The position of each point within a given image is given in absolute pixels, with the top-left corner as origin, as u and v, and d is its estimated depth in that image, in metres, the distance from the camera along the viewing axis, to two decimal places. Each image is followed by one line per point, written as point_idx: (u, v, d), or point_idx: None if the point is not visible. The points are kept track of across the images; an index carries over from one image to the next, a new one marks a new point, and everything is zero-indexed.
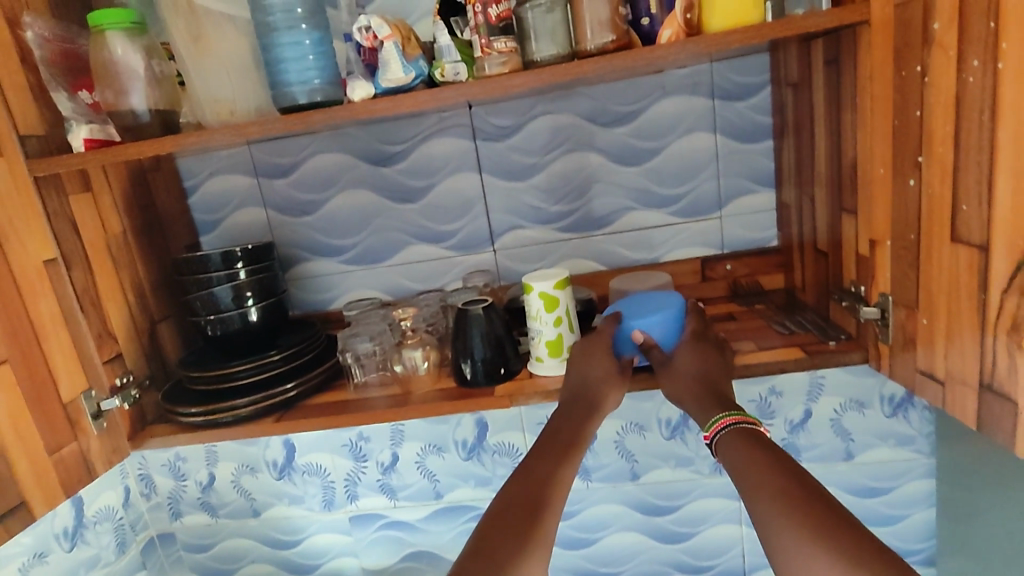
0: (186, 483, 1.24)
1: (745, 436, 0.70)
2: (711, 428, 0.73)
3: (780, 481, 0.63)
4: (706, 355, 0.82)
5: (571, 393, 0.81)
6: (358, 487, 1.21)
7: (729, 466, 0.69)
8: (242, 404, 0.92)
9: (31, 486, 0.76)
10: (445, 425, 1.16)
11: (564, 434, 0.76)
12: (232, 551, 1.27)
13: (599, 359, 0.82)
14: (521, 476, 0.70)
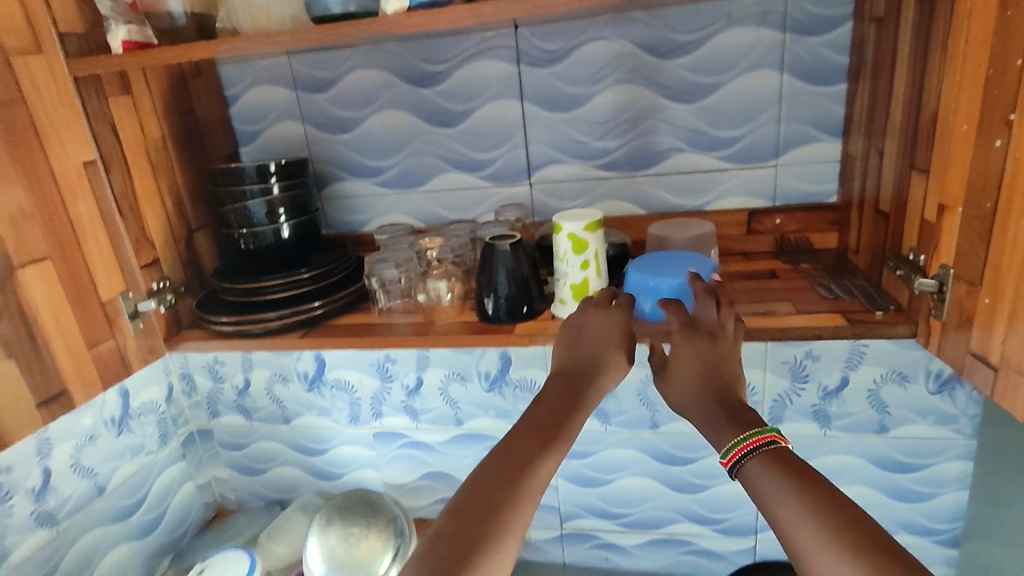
0: (224, 385, 1.30)
1: (775, 463, 0.61)
2: (728, 456, 0.64)
3: (825, 517, 0.54)
4: (701, 353, 0.74)
5: (567, 369, 0.75)
6: (383, 406, 1.25)
7: (759, 496, 0.60)
8: (271, 317, 0.94)
9: (71, 377, 0.81)
10: (470, 355, 1.16)
11: (552, 414, 0.70)
12: (264, 452, 1.35)
13: (600, 337, 0.77)
14: (498, 457, 0.65)
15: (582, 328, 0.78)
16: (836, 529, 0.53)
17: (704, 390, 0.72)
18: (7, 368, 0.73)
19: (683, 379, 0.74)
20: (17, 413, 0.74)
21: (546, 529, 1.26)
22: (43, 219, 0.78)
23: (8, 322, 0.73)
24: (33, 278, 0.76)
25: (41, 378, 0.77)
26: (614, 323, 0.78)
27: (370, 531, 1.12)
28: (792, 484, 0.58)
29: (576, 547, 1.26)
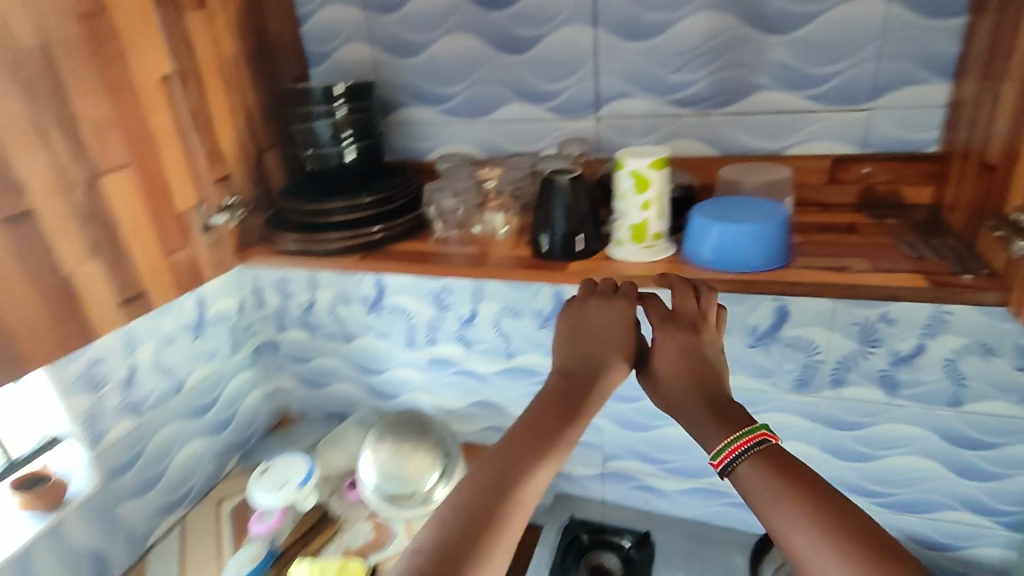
0: (291, 302, 1.36)
1: (772, 466, 0.61)
2: (719, 457, 0.63)
3: (829, 522, 0.56)
4: (685, 348, 0.72)
5: (568, 371, 0.73)
6: (438, 333, 1.28)
7: (750, 496, 0.61)
8: (333, 239, 0.96)
9: (151, 281, 0.86)
10: (524, 291, 1.16)
11: (546, 420, 0.68)
12: (326, 368, 1.42)
13: (593, 333, 0.75)
14: (487, 466, 0.64)
15: (583, 325, 0.76)
16: (835, 535, 0.55)
17: (693, 387, 0.69)
18: (96, 267, 0.78)
19: (667, 379, 0.71)
20: (106, 310, 0.80)
21: (588, 467, 1.28)
22: (122, 130, 0.81)
23: (97, 224, 0.78)
24: (116, 185, 0.80)
25: (125, 280, 0.82)
26: (610, 316, 0.76)
27: (416, 450, 1.17)
28: (787, 489, 0.59)
29: (617, 486, 1.28)
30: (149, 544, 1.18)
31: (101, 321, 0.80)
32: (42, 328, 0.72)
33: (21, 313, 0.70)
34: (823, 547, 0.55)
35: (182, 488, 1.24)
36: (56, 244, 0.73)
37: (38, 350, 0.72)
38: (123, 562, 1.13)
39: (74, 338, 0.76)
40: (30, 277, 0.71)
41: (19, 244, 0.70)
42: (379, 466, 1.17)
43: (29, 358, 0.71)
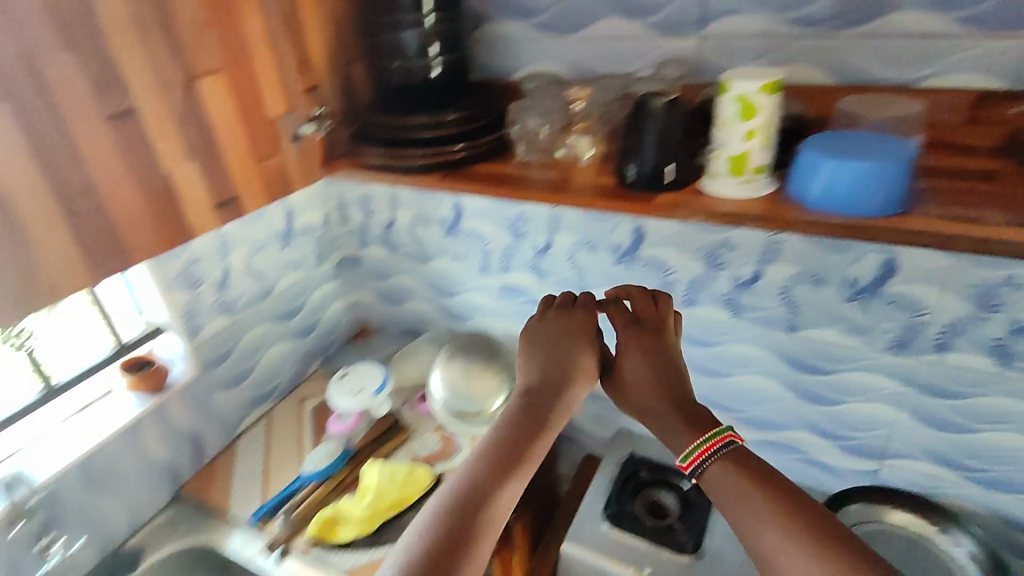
0: (372, 219, 1.39)
1: (734, 465, 0.75)
2: (687, 459, 0.78)
3: (783, 513, 0.70)
4: (649, 352, 0.87)
5: (532, 386, 0.86)
6: (513, 261, 1.27)
7: (718, 494, 0.75)
8: (416, 157, 0.95)
9: (242, 187, 0.89)
10: (604, 225, 1.12)
11: (515, 432, 0.81)
12: (404, 286, 1.46)
13: (559, 345, 0.88)
14: (463, 477, 0.77)
15: (549, 340, 0.89)
16: (794, 524, 0.69)
17: (654, 389, 0.84)
18: (193, 169, 0.81)
19: (636, 381, 0.86)
20: (202, 212, 0.84)
21: None
22: (218, 30, 0.81)
23: (193, 126, 0.80)
24: (211, 87, 0.82)
25: (219, 183, 0.85)
26: (575, 330, 0.90)
27: (487, 369, 1.20)
28: (751, 486, 0.73)
29: None
30: (240, 430, 1.29)
31: (197, 222, 0.84)
32: (146, 224, 0.77)
33: (127, 208, 0.74)
34: (783, 533, 0.69)
35: (269, 385, 1.34)
36: (157, 143, 0.76)
37: (142, 244, 0.77)
38: (218, 445, 1.25)
39: (174, 236, 0.81)
40: (134, 173, 0.74)
41: (125, 141, 0.72)
42: (450, 381, 1.20)
43: (134, 252, 0.76)
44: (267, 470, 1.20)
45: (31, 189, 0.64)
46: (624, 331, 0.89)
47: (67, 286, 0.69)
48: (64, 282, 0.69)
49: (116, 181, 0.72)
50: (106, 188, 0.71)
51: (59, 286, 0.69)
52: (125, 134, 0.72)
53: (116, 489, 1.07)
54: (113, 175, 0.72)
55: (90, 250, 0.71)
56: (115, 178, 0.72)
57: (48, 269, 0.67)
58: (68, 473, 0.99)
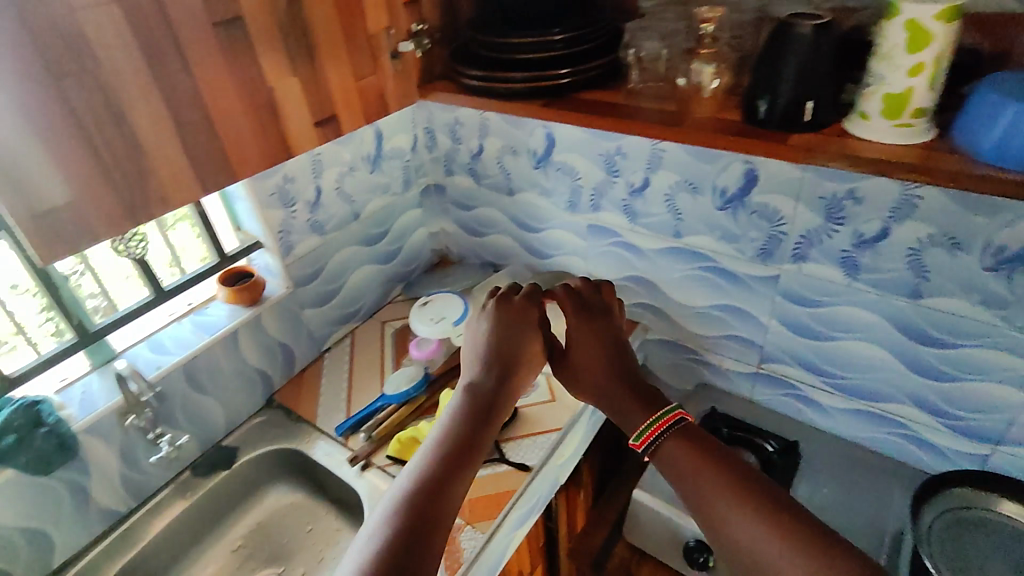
0: (461, 146, 1.35)
1: (684, 441, 0.70)
2: (640, 437, 0.72)
3: (737, 487, 0.64)
4: (597, 339, 0.84)
5: (478, 376, 0.81)
6: (604, 200, 1.20)
7: (673, 473, 0.69)
8: (516, 80, 0.88)
9: (342, 106, 0.87)
10: (710, 166, 1.02)
11: (467, 420, 0.75)
12: (488, 218, 1.43)
13: (502, 335, 0.85)
14: (416, 470, 0.68)
15: (493, 329, 0.85)
16: (746, 494, 0.63)
17: (604, 372, 0.82)
18: (298, 86, 0.80)
19: (585, 365, 0.83)
20: (304, 131, 0.83)
21: (741, 363, 1.21)
22: None
23: (299, 41, 0.78)
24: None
25: (320, 101, 0.83)
26: (520, 318, 0.87)
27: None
28: (700, 462, 0.68)
29: (769, 389, 1.20)
30: (326, 346, 1.34)
31: (299, 140, 0.83)
32: (252, 141, 0.76)
33: (236, 124, 0.74)
34: (735, 508, 0.63)
35: (354, 306, 1.37)
36: (265, 58, 0.74)
37: (248, 161, 0.77)
38: (306, 358, 1.30)
39: (277, 154, 0.80)
40: (244, 88, 0.73)
41: (235, 53, 0.71)
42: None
43: (241, 168, 0.76)
44: (350, 387, 1.24)
45: (145, 99, 0.64)
46: (573, 318, 0.86)
47: (179, 198, 0.71)
48: (177, 194, 0.71)
49: (226, 95, 0.71)
50: (218, 103, 0.71)
51: (171, 197, 0.70)
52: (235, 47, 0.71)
53: (216, 391, 1.14)
54: (224, 89, 0.71)
55: (199, 165, 0.71)
56: (226, 93, 0.71)
57: (163, 180, 0.68)
58: (174, 373, 1.06)
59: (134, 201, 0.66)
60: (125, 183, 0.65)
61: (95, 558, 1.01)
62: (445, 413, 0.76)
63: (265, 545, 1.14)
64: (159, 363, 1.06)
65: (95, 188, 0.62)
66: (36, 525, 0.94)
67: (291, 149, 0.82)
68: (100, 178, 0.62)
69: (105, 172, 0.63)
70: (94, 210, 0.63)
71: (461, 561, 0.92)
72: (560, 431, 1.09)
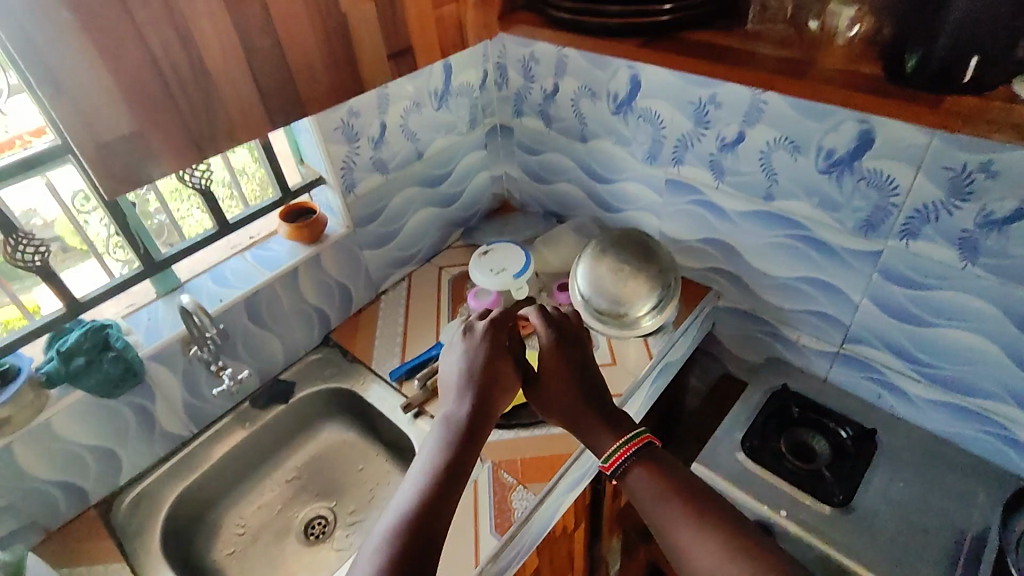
0: (533, 85, 1.25)
1: (649, 463, 0.75)
2: (610, 461, 0.77)
3: (695, 512, 0.70)
4: (570, 363, 0.84)
5: (453, 414, 0.78)
6: (687, 153, 1.08)
7: (638, 497, 0.74)
8: (612, 14, 0.78)
9: (419, 36, 0.79)
10: (817, 123, 0.91)
11: (442, 462, 0.71)
12: (555, 164, 1.34)
13: (479, 363, 0.81)
14: (390, 526, 0.65)
15: (469, 357, 0.82)
16: (706, 519, 0.69)
17: (581, 397, 0.82)
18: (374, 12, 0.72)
19: (559, 390, 0.83)
20: (378, 64, 0.76)
21: (821, 341, 1.12)
22: None
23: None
24: None
25: (397, 30, 0.76)
26: (496, 341, 0.84)
27: (636, 273, 1.10)
28: (661, 486, 0.73)
29: (849, 371, 1.11)
30: (383, 288, 1.32)
31: (373, 73, 0.76)
32: (325, 72, 0.70)
33: (308, 52, 0.67)
34: (692, 532, 0.68)
35: (412, 249, 1.34)
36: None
37: (319, 95, 0.71)
38: (362, 299, 1.28)
39: (350, 88, 0.74)
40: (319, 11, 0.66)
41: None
42: (592, 277, 1.11)
43: (311, 102, 0.71)
44: (405, 332, 1.23)
45: (213, 20, 0.58)
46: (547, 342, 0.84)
47: (246, 134, 0.66)
48: (246, 129, 0.66)
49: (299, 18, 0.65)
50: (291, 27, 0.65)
51: (238, 132, 0.65)
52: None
53: (275, 327, 1.14)
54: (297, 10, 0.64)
55: (270, 96, 0.66)
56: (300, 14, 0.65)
57: (231, 112, 0.63)
58: (235, 307, 1.06)
59: (200, 134, 0.62)
60: (192, 113, 0.60)
61: (161, 479, 1.05)
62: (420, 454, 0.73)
63: (320, 479, 1.16)
64: (221, 296, 1.06)
65: (161, 117, 0.58)
66: (106, 444, 0.97)
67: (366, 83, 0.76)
68: (167, 107, 0.58)
69: (172, 101, 0.58)
70: (160, 141, 0.59)
71: (512, 520, 0.91)
72: (621, 397, 1.05)
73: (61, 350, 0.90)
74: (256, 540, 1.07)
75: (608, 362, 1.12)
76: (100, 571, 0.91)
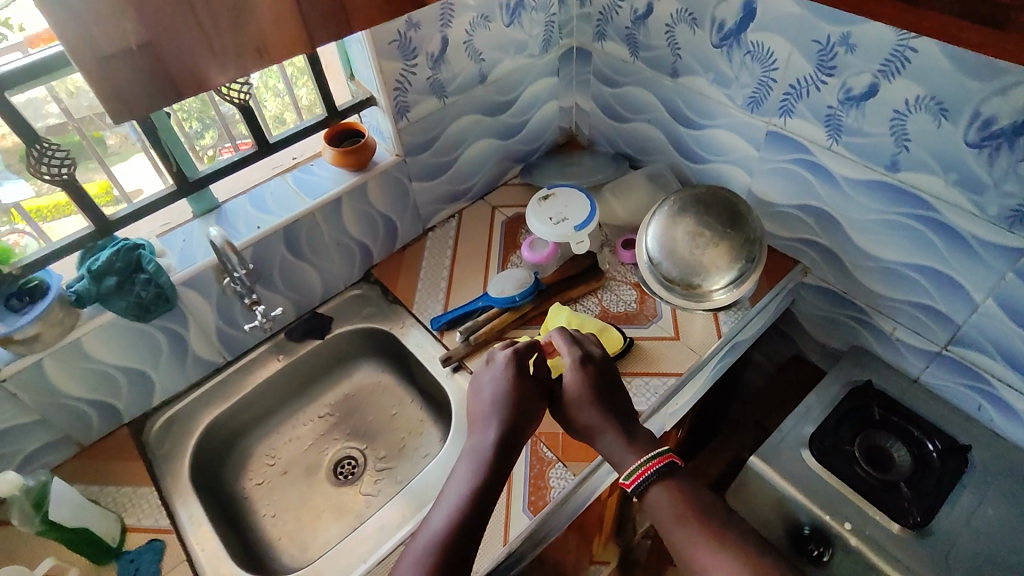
0: (622, 4, 1.06)
1: (670, 484, 0.78)
2: (632, 478, 0.79)
3: (716, 535, 0.74)
4: (596, 384, 0.87)
5: (485, 442, 0.82)
6: (799, 104, 0.91)
7: (657, 516, 0.77)
8: None
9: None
10: (980, 83, 0.72)
11: (471, 498, 0.76)
12: (635, 101, 1.16)
13: (505, 401, 0.85)
14: (424, 556, 0.70)
15: (498, 383, 0.87)
16: (722, 542, 0.73)
17: (607, 413, 0.85)
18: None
19: (587, 407, 0.85)
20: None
21: (921, 338, 0.97)
22: None
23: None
24: None
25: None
26: (521, 367, 0.88)
27: (716, 241, 0.96)
28: (679, 508, 0.76)
29: (948, 375, 0.97)
30: (431, 225, 1.22)
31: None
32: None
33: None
34: (715, 552, 0.72)
35: (466, 184, 1.22)
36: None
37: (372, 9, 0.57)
38: (408, 235, 1.19)
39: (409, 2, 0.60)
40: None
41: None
42: (666, 240, 0.98)
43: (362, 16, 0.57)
44: (451, 277, 1.14)
45: None
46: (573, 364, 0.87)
47: (280, 53, 0.54)
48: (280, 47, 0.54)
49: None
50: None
51: (270, 51, 0.53)
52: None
53: (314, 259, 1.06)
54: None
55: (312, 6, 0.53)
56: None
57: (261, 24, 0.51)
58: (273, 236, 0.98)
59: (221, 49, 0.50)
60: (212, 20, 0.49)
61: (193, 404, 1.02)
62: (447, 492, 0.78)
63: (352, 420, 1.12)
64: (259, 223, 0.98)
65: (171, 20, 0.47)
66: (138, 366, 0.94)
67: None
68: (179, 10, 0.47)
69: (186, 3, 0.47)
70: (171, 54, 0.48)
71: (548, 500, 0.84)
72: (681, 378, 0.95)
73: (91, 268, 0.85)
74: (285, 474, 1.05)
75: (670, 336, 1.01)
76: (128, 493, 0.91)
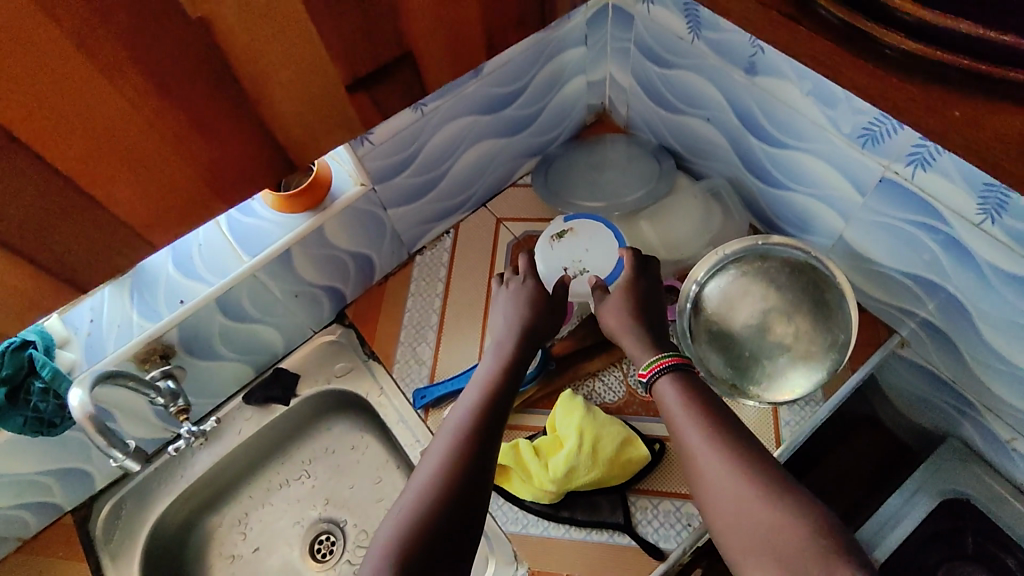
0: None
1: (682, 376, 0.64)
2: (650, 367, 0.66)
3: (722, 433, 0.59)
4: (641, 296, 0.74)
5: (500, 356, 0.73)
6: (942, 157, 0.60)
7: (663, 410, 0.64)
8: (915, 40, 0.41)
9: (413, 53, 0.50)
10: None
11: (495, 381, 0.69)
12: (691, 91, 0.83)
13: (520, 298, 0.78)
14: (450, 440, 0.63)
15: (513, 285, 0.79)
16: (729, 441, 0.58)
17: (646, 316, 0.72)
18: (281, 71, 0.43)
19: (615, 311, 0.73)
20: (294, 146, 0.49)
21: None
22: None
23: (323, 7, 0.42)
24: None
25: (370, 44, 0.46)
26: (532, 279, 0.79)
27: (787, 296, 0.71)
28: (693, 396, 0.63)
29: None
30: (417, 247, 0.98)
31: (274, 175, 0.49)
32: (160, 192, 0.43)
33: (136, 181, 0.41)
34: (716, 451, 0.58)
35: (460, 195, 0.95)
36: (189, 41, 0.38)
37: (160, 218, 0.45)
38: (389, 264, 0.96)
39: (220, 205, 0.47)
40: (141, 115, 0.39)
41: (126, 34, 0.35)
42: (726, 308, 0.73)
43: (151, 229, 0.45)
44: (442, 325, 0.92)
45: None
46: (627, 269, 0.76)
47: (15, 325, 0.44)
48: (31, 299, 0.43)
49: (110, 132, 0.38)
50: (89, 147, 0.38)
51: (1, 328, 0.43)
52: (116, 37, 0.35)
53: (266, 318, 0.85)
54: (100, 115, 0.37)
55: (66, 261, 0.42)
56: (94, 125, 0.37)
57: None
58: (203, 310, 0.76)
59: None
60: None
61: (144, 482, 0.89)
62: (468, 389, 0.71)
63: (330, 483, 0.96)
64: (184, 295, 0.76)
65: None
66: (65, 465, 0.80)
67: (243, 196, 0.48)
68: None
69: None
70: None
71: None
72: None
73: None
74: (256, 551, 0.92)
75: None
76: None
